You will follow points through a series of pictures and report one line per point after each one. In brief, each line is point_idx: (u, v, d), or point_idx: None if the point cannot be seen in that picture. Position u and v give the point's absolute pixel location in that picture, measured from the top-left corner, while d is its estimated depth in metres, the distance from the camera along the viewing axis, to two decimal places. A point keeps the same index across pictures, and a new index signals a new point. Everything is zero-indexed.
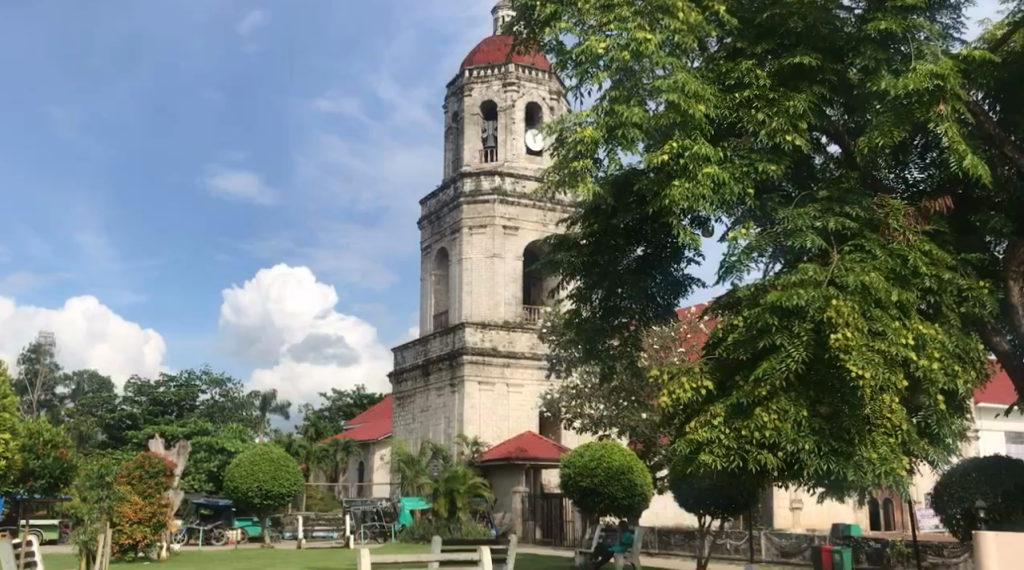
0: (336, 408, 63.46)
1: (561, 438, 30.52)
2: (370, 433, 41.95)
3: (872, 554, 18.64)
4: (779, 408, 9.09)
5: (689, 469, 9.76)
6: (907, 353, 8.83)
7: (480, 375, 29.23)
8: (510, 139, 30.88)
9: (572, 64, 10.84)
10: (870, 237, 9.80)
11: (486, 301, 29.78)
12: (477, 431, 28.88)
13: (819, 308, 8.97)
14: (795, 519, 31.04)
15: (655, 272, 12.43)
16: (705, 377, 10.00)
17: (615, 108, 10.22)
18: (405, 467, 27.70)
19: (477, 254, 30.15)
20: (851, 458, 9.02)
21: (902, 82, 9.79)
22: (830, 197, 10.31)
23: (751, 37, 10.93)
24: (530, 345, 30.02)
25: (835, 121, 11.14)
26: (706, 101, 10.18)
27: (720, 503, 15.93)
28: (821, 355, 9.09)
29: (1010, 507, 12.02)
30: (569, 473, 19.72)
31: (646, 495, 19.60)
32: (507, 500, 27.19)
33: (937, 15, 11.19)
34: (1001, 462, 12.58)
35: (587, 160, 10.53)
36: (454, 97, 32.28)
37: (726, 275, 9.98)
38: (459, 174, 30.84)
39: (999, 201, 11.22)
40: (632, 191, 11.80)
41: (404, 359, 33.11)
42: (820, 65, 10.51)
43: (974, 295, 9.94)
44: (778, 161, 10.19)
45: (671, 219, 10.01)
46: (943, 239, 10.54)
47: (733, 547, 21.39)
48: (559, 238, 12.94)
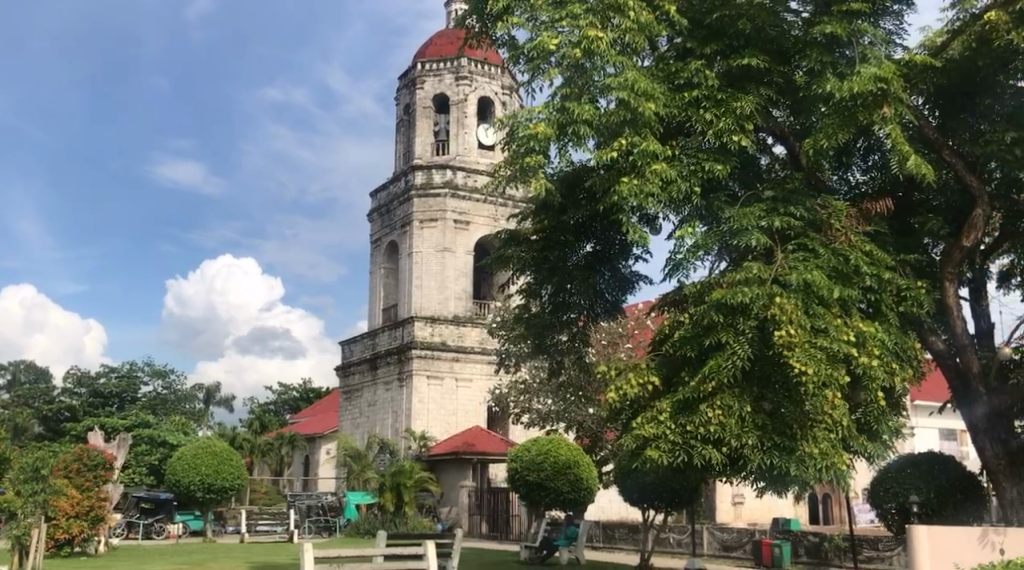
0: (281, 402, 62.88)
1: (509, 432, 30.75)
2: (315, 426, 41.64)
3: (810, 548, 18.92)
4: (723, 403, 9.21)
5: (635, 465, 9.87)
6: (848, 350, 9.03)
7: (429, 370, 29.21)
8: (462, 133, 30.79)
9: (523, 59, 10.86)
10: (813, 237, 9.98)
11: (435, 295, 29.69)
12: (425, 426, 28.83)
13: (763, 306, 9.12)
14: (737, 513, 31.76)
15: (604, 268, 12.48)
16: (651, 372, 10.10)
17: (566, 105, 10.25)
18: (351, 461, 27.50)
19: (427, 248, 30.05)
20: (794, 453, 9.19)
21: (847, 84, 9.95)
22: (776, 198, 10.43)
23: (700, 37, 11.03)
24: (480, 340, 30.04)
25: (781, 122, 11.30)
26: (656, 99, 10.26)
27: (664, 498, 16.11)
28: (765, 351, 9.24)
29: (942, 501, 12.38)
30: (515, 468, 19.69)
31: (591, 489, 19.78)
32: (454, 494, 27.32)
33: (880, 21, 11.43)
34: (935, 458, 12.90)
35: (540, 154, 10.42)
36: (405, 90, 32.11)
37: (673, 272, 10.09)
38: (410, 167, 30.68)
39: (936, 203, 11.59)
40: (581, 189, 11.87)
41: (351, 353, 32.94)
42: (768, 67, 10.70)
43: (912, 295, 10.22)
44: (724, 161, 10.32)
45: (621, 216, 10.08)
46: (882, 240, 10.80)
47: (676, 542, 21.75)
48: (510, 234, 12.96)
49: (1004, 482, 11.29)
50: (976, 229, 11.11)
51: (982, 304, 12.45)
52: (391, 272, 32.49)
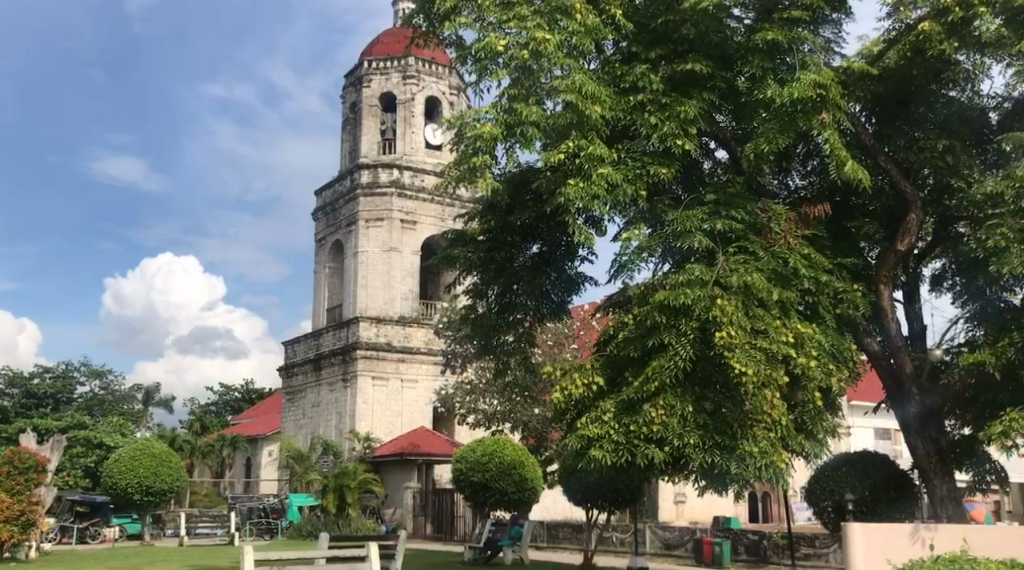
0: (222, 403, 61.91)
1: (454, 433, 30.71)
2: (258, 427, 41.07)
3: (749, 546, 19.25)
4: (666, 403, 9.32)
5: (579, 464, 9.94)
6: (787, 350, 9.21)
7: (374, 370, 29.05)
8: (409, 132, 30.64)
9: (471, 60, 10.85)
10: (754, 240, 10.16)
11: (380, 295, 29.52)
12: (369, 427, 28.66)
13: (705, 307, 9.25)
14: (678, 512, 32.26)
15: (550, 269, 12.51)
16: (595, 373, 10.20)
17: (513, 106, 10.29)
18: (293, 463, 27.15)
19: (373, 247, 29.84)
20: (734, 452, 9.31)
21: (788, 90, 10.16)
22: (718, 201, 10.56)
23: (645, 41, 11.15)
24: (425, 341, 29.95)
25: (723, 127, 11.43)
26: (602, 102, 10.34)
27: (608, 497, 16.23)
28: (707, 352, 9.37)
29: (875, 498, 12.70)
30: (460, 469, 19.67)
31: (536, 489, 19.84)
32: (399, 495, 27.29)
33: (820, 29, 11.68)
34: (869, 457, 13.21)
35: (487, 155, 10.44)
36: (351, 88, 31.85)
37: (618, 273, 10.18)
38: (356, 166, 30.45)
39: (872, 209, 11.87)
40: (528, 189, 11.98)
41: (295, 353, 32.59)
42: (711, 73, 10.86)
43: (848, 298, 10.48)
44: (669, 164, 10.43)
45: (567, 217, 10.14)
46: (820, 243, 11.04)
47: (618, 541, 21.94)
48: (457, 234, 12.94)
49: (935, 480, 11.63)
50: (910, 234, 11.43)
51: (915, 306, 12.76)
52: (336, 272, 32.20)
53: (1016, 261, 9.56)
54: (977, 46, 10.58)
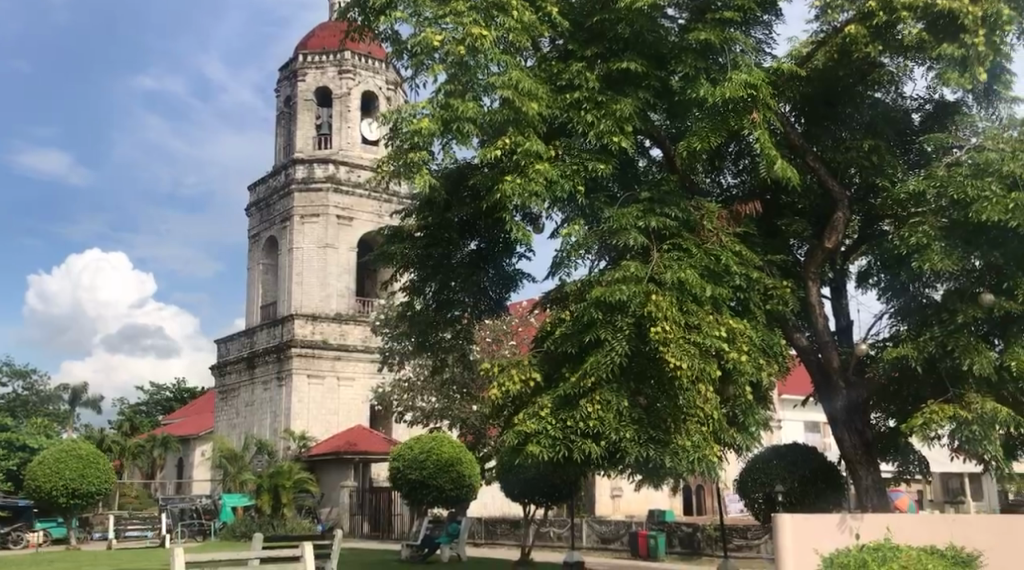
0: (153, 403, 60.59)
1: (392, 431, 30.55)
2: (189, 427, 40.32)
3: (684, 538, 19.56)
4: (602, 398, 9.41)
5: (516, 460, 9.99)
6: (719, 345, 9.37)
7: (310, 368, 28.72)
8: (345, 127, 30.37)
9: (407, 54, 10.83)
10: (687, 237, 10.32)
11: (316, 292, 29.19)
12: (305, 426, 28.33)
13: (639, 303, 9.37)
14: (615, 506, 32.71)
15: (487, 266, 12.47)
16: (533, 369, 10.26)
17: (450, 101, 10.26)
18: (227, 463, 26.69)
19: (308, 243, 29.47)
20: (668, 446, 9.42)
21: (720, 90, 10.33)
22: (652, 198, 10.68)
23: (581, 40, 11.22)
24: (362, 338, 29.73)
25: (658, 126, 11.54)
26: (539, 99, 10.40)
27: (545, 492, 16.32)
28: (642, 347, 9.47)
29: (804, 491, 13.00)
30: (397, 467, 19.57)
31: (473, 486, 19.84)
32: (335, 494, 27.06)
33: (751, 29, 11.91)
34: (799, 450, 13.51)
35: (424, 151, 10.43)
36: (286, 82, 31.39)
37: (555, 270, 10.25)
38: (291, 161, 30.04)
39: (801, 207, 12.18)
40: (466, 186, 11.95)
41: (228, 351, 32.06)
42: (645, 72, 10.96)
43: (778, 294, 10.73)
44: (605, 161, 10.50)
45: (505, 214, 10.15)
46: (751, 241, 11.27)
47: (556, 536, 22.14)
48: (394, 230, 12.87)
49: (861, 471, 11.97)
50: (837, 232, 11.74)
51: (842, 301, 13.09)
52: (270, 269, 31.73)
53: (938, 258, 9.87)
54: (898, 50, 10.82)
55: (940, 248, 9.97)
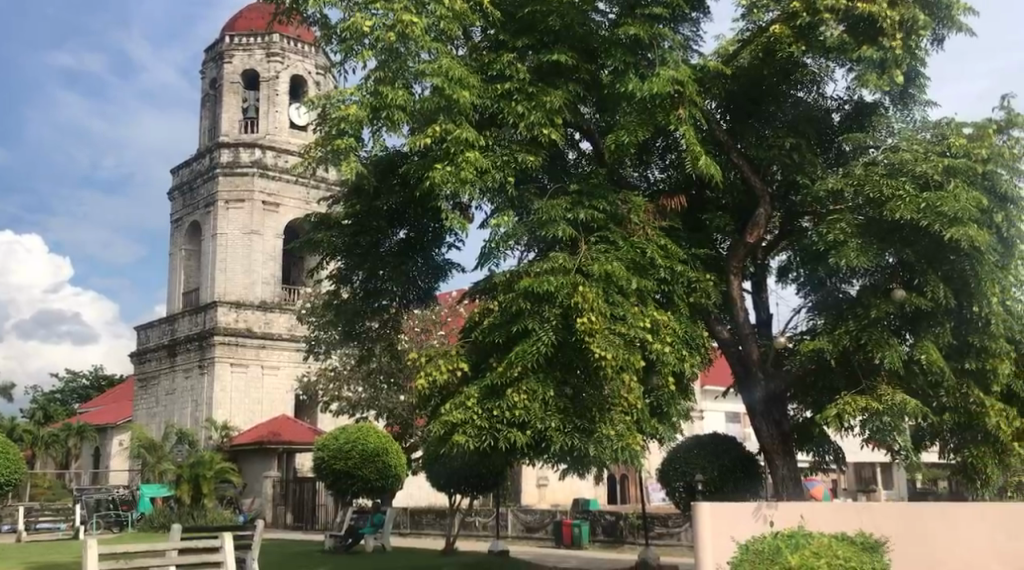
0: (69, 391, 58.74)
1: (317, 421, 30.26)
2: (107, 415, 39.23)
3: (607, 526, 19.89)
4: (528, 388, 9.47)
5: (443, 450, 10.00)
6: (643, 336, 9.51)
7: (233, 357, 28.22)
8: (273, 111, 29.80)
9: (336, 39, 10.74)
10: (614, 230, 10.45)
11: (241, 279, 28.70)
12: (227, 415, 27.84)
13: (567, 294, 9.45)
14: (541, 495, 33.15)
15: (416, 255, 12.43)
16: (460, 359, 10.28)
17: (379, 89, 10.19)
18: (145, 452, 25.99)
19: (233, 229, 28.92)
20: (593, 435, 9.52)
21: (648, 85, 10.47)
22: (581, 191, 10.77)
23: (512, 31, 11.19)
24: (288, 327, 29.33)
25: (587, 119, 11.68)
26: (470, 88, 10.34)
27: (471, 483, 16.43)
28: (568, 338, 9.55)
29: (723, 480, 13.28)
30: (321, 456, 19.28)
31: (398, 476, 19.79)
32: (258, 485, 26.64)
33: (679, 26, 12.08)
34: (719, 440, 13.82)
35: (352, 137, 10.34)
36: (211, 63, 30.67)
37: (484, 261, 10.26)
38: (216, 145, 29.39)
39: (724, 203, 12.46)
40: (395, 174, 11.90)
41: (149, 339, 31.29)
42: (575, 64, 11.03)
43: (701, 287, 10.93)
44: (535, 153, 10.57)
45: (436, 202, 10.08)
46: (677, 234, 11.46)
47: (481, 525, 22.31)
48: (320, 218, 12.72)
49: (777, 461, 12.32)
50: (759, 228, 12.04)
51: (762, 296, 13.40)
52: (193, 255, 31.05)
53: (853, 254, 10.18)
54: (822, 50, 10.97)
55: (857, 245, 10.27)
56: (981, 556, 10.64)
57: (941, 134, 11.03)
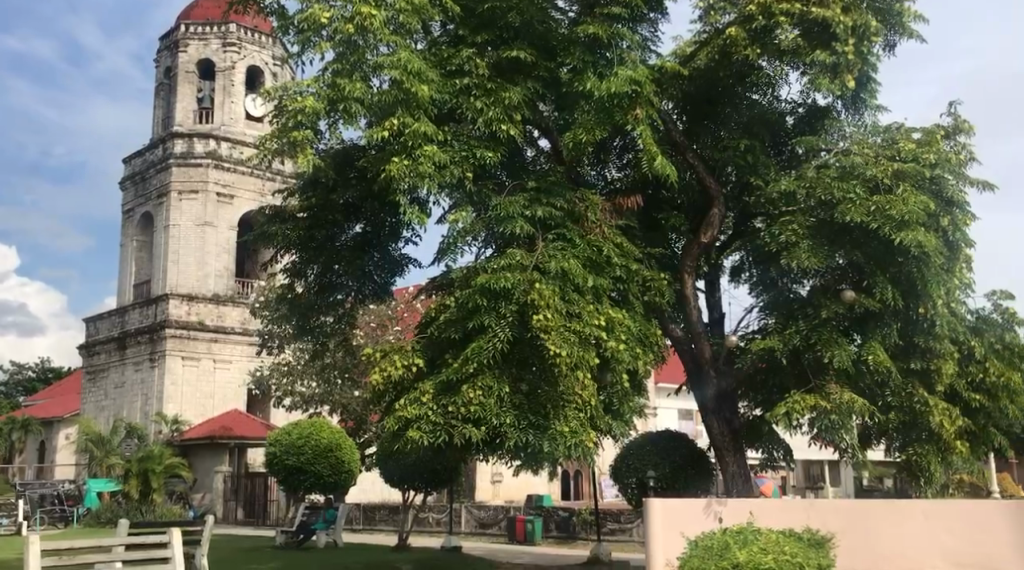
0: (13, 384, 57.45)
1: (270, 416, 29.99)
2: (53, 408, 38.44)
3: (561, 522, 20.00)
4: (483, 384, 9.49)
5: (397, 446, 9.99)
6: (598, 333, 9.57)
7: (184, 350, 27.83)
8: (228, 102, 29.38)
9: (294, 30, 10.78)
10: (571, 227, 10.48)
11: (194, 271, 28.32)
12: (177, 409, 27.47)
13: (524, 291, 9.47)
14: (495, 491, 33.22)
15: (373, 250, 12.38)
16: (415, 354, 10.27)
17: (337, 81, 10.13)
18: (93, 447, 25.53)
19: (185, 221, 28.49)
20: (547, 431, 9.55)
21: (605, 84, 10.52)
22: (539, 188, 10.81)
23: (472, 25, 11.17)
24: (241, 321, 29.00)
25: (546, 116, 11.71)
26: (428, 82, 10.31)
27: (425, 479, 16.38)
28: (524, 334, 9.58)
29: (675, 476, 13.44)
30: (274, 452, 19.11)
31: (352, 472, 19.69)
32: (208, 480, 26.30)
33: (638, 26, 12.16)
34: (672, 437, 13.97)
35: (309, 130, 10.26)
36: (166, 51, 30.19)
37: (441, 257, 10.25)
38: (169, 135, 28.93)
39: (680, 202, 12.57)
40: (353, 167, 11.87)
41: (98, 331, 30.74)
42: (535, 61, 11.06)
43: (655, 286, 11.00)
44: (494, 149, 10.56)
45: (394, 197, 10.03)
46: (632, 233, 11.56)
47: (434, 521, 22.32)
48: (276, 210, 12.61)
49: (728, 458, 12.51)
50: (713, 228, 12.19)
51: (716, 295, 13.56)
52: (145, 246, 30.57)
53: (804, 255, 10.37)
54: (776, 54, 11.12)
55: (808, 246, 10.47)
56: (931, 561, 10.32)
57: (891, 139, 11.31)
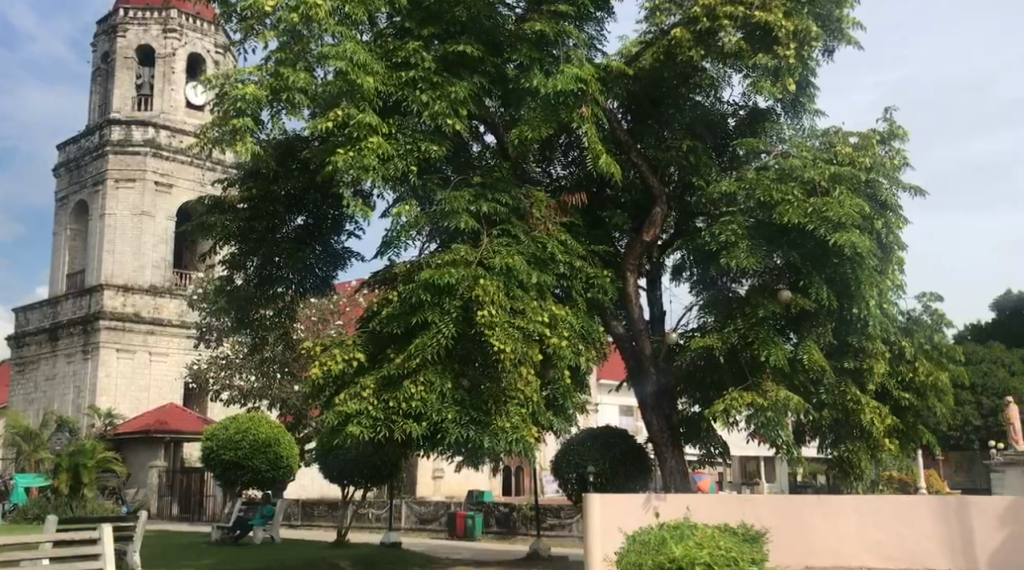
0: None
1: (206, 410, 29.50)
2: None
3: (501, 517, 20.06)
4: (425, 379, 9.46)
5: (336, 440, 9.90)
6: (542, 330, 9.59)
7: (119, 342, 27.24)
8: (168, 89, 28.76)
9: (237, 17, 10.68)
10: (516, 224, 10.50)
11: (130, 262, 27.71)
12: (111, 403, 26.88)
13: (468, 286, 9.45)
14: (436, 486, 33.20)
15: (314, 242, 12.25)
16: (357, 349, 10.20)
17: (280, 70, 10.06)
18: (21, 440, 24.80)
19: (121, 210, 27.85)
20: (489, 427, 9.56)
21: (551, 82, 10.53)
22: (484, 183, 10.80)
23: (419, 18, 11.06)
24: (178, 313, 28.46)
25: (493, 112, 11.73)
26: (374, 74, 10.22)
27: (365, 474, 16.25)
28: (468, 330, 9.57)
29: (614, 471, 13.57)
30: (209, 447, 18.77)
31: (290, 468, 19.47)
32: (142, 474, 25.75)
33: (584, 25, 12.22)
34: (611, 433, 14.10)
35: (250, 118, 10.09)
36: (104, 36, 29.44)
37: (385, 250, 10.19)
38: (106, 121, 28.23)
39: (623, 201, 12.69)
40: (295, 157, 11.79)
41: (29, 321, 29.91)
42: (482, 57, 11.04)
43: (599, 283, 11.06)
44: (439, 143, 10.51)
45: (338, 188, 9.92)
46: (576, 230, 11.64)
47: (374, 517, 22.20)
48: (215, 200, 12.41)
49: (666, 454, 12.68)
50: (655, 226, 12.31)
51: (657, 292, 13.69)
52: (79, 235, 29.81)
53: (743, 256, 10.55)
54: (719, 56, 11.25)
55: (746, 247, 10.66)
56: (860, 555, 10.58)
57: (829, 143, 11.55)
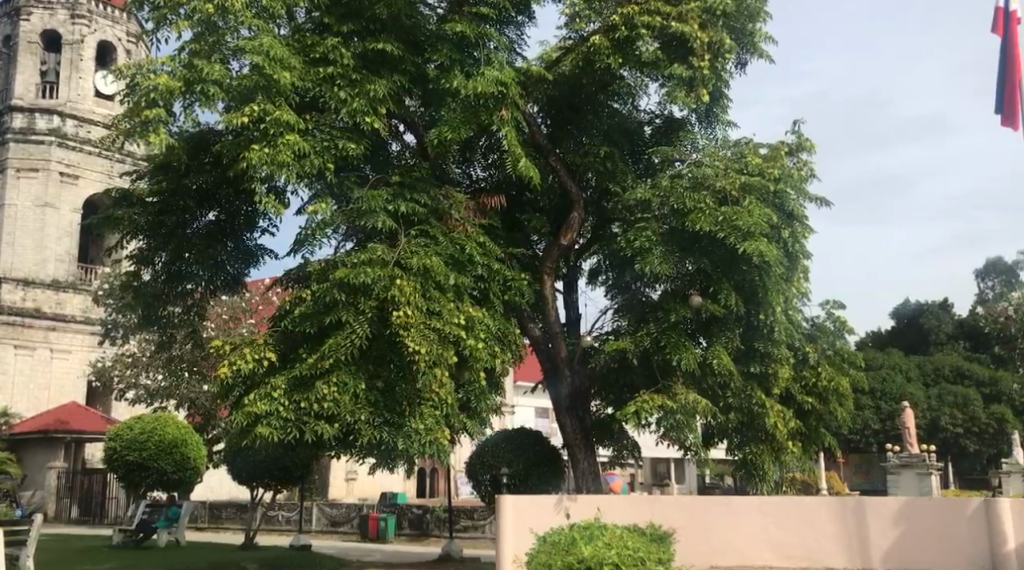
0: None
1: (110, 410, 28.58)
2: None
3: (414, 519, 20.04)
4: (338, 380, 9.37)
5: (244, 441, 9.71)
6: (458, 332, 9.57)
7: (18, 338, 26.21)
8: (76, 77, 27.74)
9: (148, 6, 10.39)
10: (433, 224, 10.47)
11: (30, 256, 26.64)
12: (7, 401, 25.78)
13: (383, 287, 9.37)
14: (348, 488, 32.91)
15: (226, 239, 11.98)
16: (268, 348, 10.01)
17: (194, 62, 9.82)
18: None
19: (23, 201, 26.74)
20: (401, 428, 9.53)
21: (470, 84, 10.58)
22: (402, 183, 10.76)
23: (338, 14, 10.91)
24: (82, 309, 27.49)
25: (412, 112, 11.71)
26: (291, 69, 10.06)
27: (275, 475, 15.95)
28: (383, 331, 9.51)
29: (527, 473, 13.63)
30: (112, 446, 18.15)
31: (197, 469, 19.00)
32: (40, 476, 24.76)
33: (504, 28, 12.29)
34: (525, 435, 14.17)
35: (163, 109, 9.77)
36: (6, 19, 28.25)
37: (299, 249, 10.04)
38: (7, 108, 27.03)
39: (541, 204, 12.79)
40: (207, 151, 11.44)
41: None
42: (401, 56, 10.96)
43: (516, 285, 11.12)
44: (357, 141, 10.43)
45: (251, 184, 9.73)
46: (494, 232, 11.66)
47: (284, 519, 21.86)
48: (123, 193, 12.06)
49: (579, 454, 12.83)
50: (572, 230, 12.44)
51: (573, 294, 13.83)
52: None
53: (657, 261, 10.74)
54: (637, 65, 11.43)
55: (660, 253, 10.86)
56: (763, 555, 10.86)
57: (740, 152, 11.86)
